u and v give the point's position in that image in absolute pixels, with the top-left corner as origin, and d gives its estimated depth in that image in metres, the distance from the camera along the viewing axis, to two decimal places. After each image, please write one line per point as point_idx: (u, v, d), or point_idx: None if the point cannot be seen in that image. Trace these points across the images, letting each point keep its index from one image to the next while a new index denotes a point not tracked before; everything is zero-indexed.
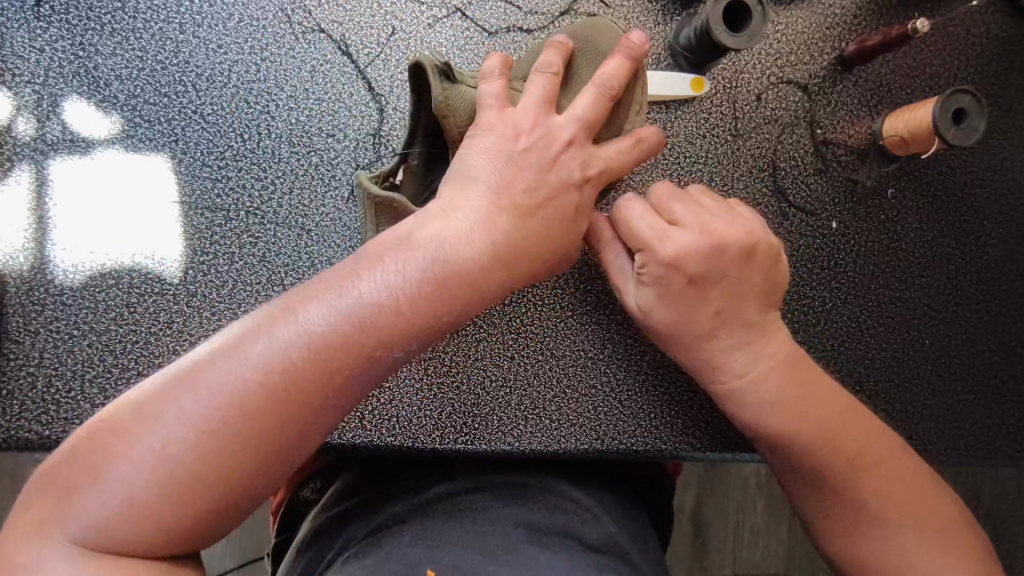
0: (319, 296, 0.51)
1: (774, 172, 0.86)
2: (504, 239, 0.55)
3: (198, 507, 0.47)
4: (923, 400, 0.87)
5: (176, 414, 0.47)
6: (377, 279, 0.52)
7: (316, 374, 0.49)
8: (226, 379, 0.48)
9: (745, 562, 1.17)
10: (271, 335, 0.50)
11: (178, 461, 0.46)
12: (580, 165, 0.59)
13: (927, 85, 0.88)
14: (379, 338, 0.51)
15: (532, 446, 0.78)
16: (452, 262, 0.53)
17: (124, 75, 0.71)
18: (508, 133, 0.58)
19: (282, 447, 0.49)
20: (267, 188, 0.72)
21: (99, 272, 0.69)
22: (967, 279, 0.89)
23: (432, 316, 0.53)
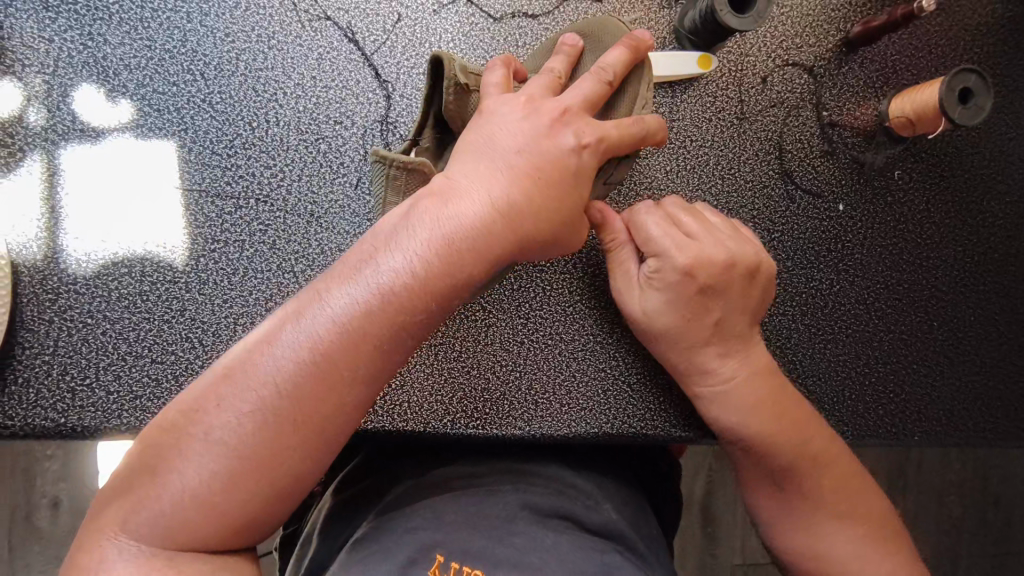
0: (340, 285, 0.52)
1: (780, 154, 0.86)
2: (511, 200, 0.54)
3: (258, 490, 0.49)
4: (931, 382, 0.87)
5: (221, 410, 0.50)
6: (396, 256, 0.52)
7: (350, 351, 0.50)
8: (266, 371, 0.50)
9: (754, 549, 1.17)
10: (297, 323, 0.51)
11: (233, 451, 0.49)
12: (577, 134, 0.57)
13: (933, 66, 0.88)
14: (407, 310, 0.52)
15: (542, 430, 0.78)
16: (465, 228, 0.53)
17: (133, 65, 0.71)
18: (508, 112, 0.57)
19: (327, 422, 0.51)
20: (275, 175, 0.72)
21: (111, 261, 0.70)
22: (975, 260, 0.89)
23: (458, 282, 0.53)
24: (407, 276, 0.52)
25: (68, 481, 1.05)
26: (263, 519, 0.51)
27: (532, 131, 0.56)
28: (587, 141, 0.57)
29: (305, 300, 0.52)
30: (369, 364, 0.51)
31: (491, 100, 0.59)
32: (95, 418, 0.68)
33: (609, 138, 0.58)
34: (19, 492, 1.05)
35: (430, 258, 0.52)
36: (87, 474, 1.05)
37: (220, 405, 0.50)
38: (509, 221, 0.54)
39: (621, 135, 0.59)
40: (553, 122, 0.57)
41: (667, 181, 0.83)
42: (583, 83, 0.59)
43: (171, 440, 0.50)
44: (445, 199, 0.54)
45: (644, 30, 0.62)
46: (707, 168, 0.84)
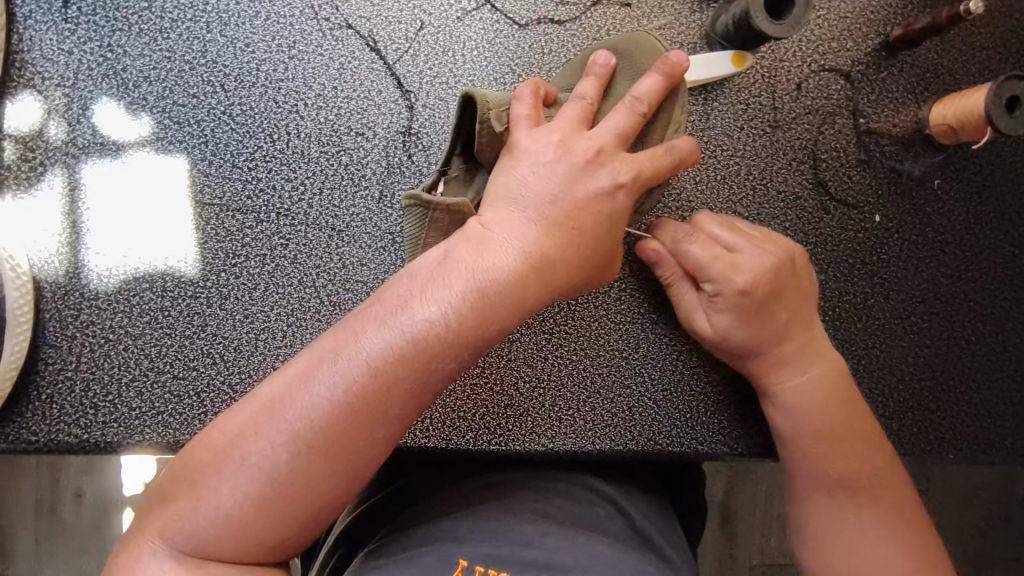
0: (377, 322, 0.51)
1: (814, 163, 0.83)
2: (544, 245, 0.54)
3: (286, 519, 0.49)
4: (968, 399, 0.85)
5: (257, 439, 0.49)
6: (431, 297, 0.51)
7: (383, 394, 0.49)
8: (301, 406, 0.49)
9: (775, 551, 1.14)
10: (337, 361, 0.50)
11: (266, 482, 0.48)
12: (611, 175, 0.56)
13: (977, 71, 0.84)
14: (440, 355, 0.50)
15: (567, 446, 0.77)
16: (501, 268, 0.52)
17: (153, 77, 0.70)
18: (539, 153, 0.56)
19: (358, 459, 0.50)
20: (297, 189, 0.71)
21: (132, 277, 0.69)
22: (1017, 274, 0.86)
23: (490, 325, 0.52)
24: (442, 317, 0.50)
25: (92, 475, 1.04)
26: (286, 544, 0.50)
27: (563, 175, 0.55)
28: (622, 180, 0.56)
29: (344, 336, 0.51)
30: (401, 410, 0.50)
31: (521, 136, 0.57)
32: (118, 434, 0.68)
33: (642, 175, 0.57)
34: (43, 486, 1.03)
35: (464, 297, 0.51)
36: (110, 470, 1.04)
37: (256, 438, 0.49)
38: (540, 272, 0.53)
39: (654, 170, 0.57)
40: (587, 162, 0.55)
41: (696, 192, 0.81)
42: (616, 117, 0.57)
43: (207, 465, 0.50)
44: (481, 239, 0.54)
45: (678, 52, 0.58)
46: (739, 179, 0.82)
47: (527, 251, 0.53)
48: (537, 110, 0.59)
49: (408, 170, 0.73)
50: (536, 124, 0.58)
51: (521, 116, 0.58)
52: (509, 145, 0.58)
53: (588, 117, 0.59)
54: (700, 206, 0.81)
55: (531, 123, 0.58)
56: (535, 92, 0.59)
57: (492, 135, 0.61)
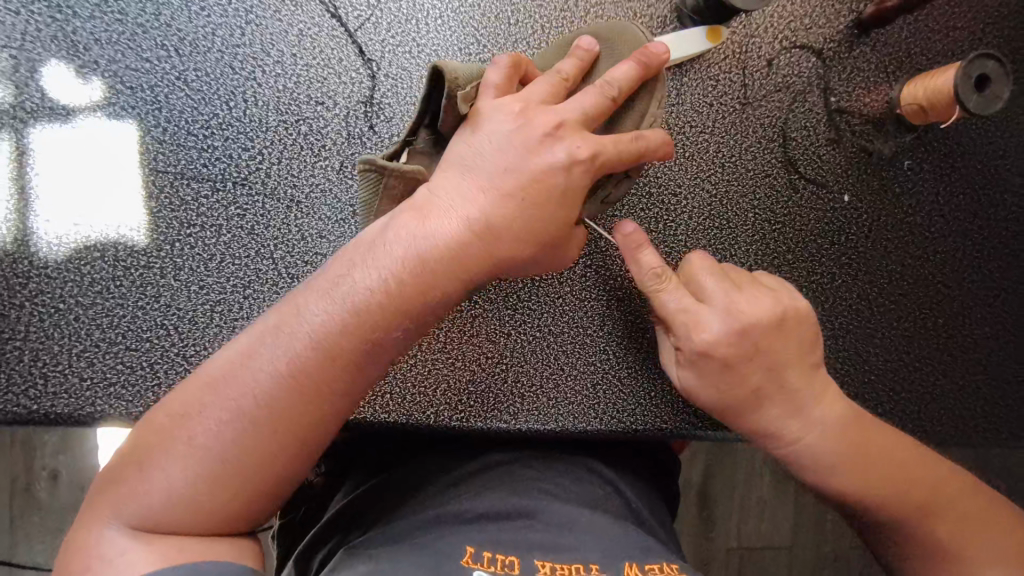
0: (317, 297, 0.52)
1: (784, 142, 0.82)
2: (489, 219, 0.53)
3: (239, 492, 0.49)
4: (933, 381, 0.84)
5: (198, 417, 0.49)
6: (372, 268, 0.52)
7: (326, 363, 0.50)
8: (243, 380, 0.49)
9: (750, 534, 1.15)
10: (279, 337, 0.50)
11: (212, 458, 0.48)
12: (569, 149, 0.54)
13: (950, 51, 0.83)
14: (383, 325, 0.52)
15: (529, 423, 0.76)
16: (443, 239, 0.53)
17: (104, 39, 0.68)
18: (500, 121, 0.55)
19: (307, 427, 0.50)
20: (254, 158, 0.70)
21: (83, 245, 0.68)
22: (984, 256, 0.85)
23: (434, 294, 0.53)
24: (384, 289, 0.52)
25: (67, 453, 1.03)
26: (242, 516, 0.49)
27: (521, 146, 0.54)
28: (580, 154, 0.55)
29: (286, 313, 0.52)
30: (348, 380, 0.51)
31: (486, 103, 0.56)
32: (69, 405, 0.67)
33: (601, 154, 0.55)
34: (16, 464, 1.02)
35: (403, 267, 0.52)
36: (83, 448, 1.03)
37: (200, 414, 0.49)
38: (487, 240, 0.54)
39: (616, 151, 0.56)
40: (547, 134, 0.54)
41: (665, 169, 0.80)
42: (585, 95, 0.56)
43: (151, 443, 0.49)
44: (424, 209, 0.54)
45: (660, 44, 0.59)
46: (707, 156, 0.81)
47: (473, 221, 0.53)
48: (510, 80, 0.58)
49: (369, 141, 0.71)
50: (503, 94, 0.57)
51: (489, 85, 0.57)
52: (474, 110, 0.57)
53: (559, 95, 0.58)
54: (668, 184, 0.80)
55: (503, 93, 0.57)
56: (514, 63, 0.58)
57: (450, 104, 0.59)
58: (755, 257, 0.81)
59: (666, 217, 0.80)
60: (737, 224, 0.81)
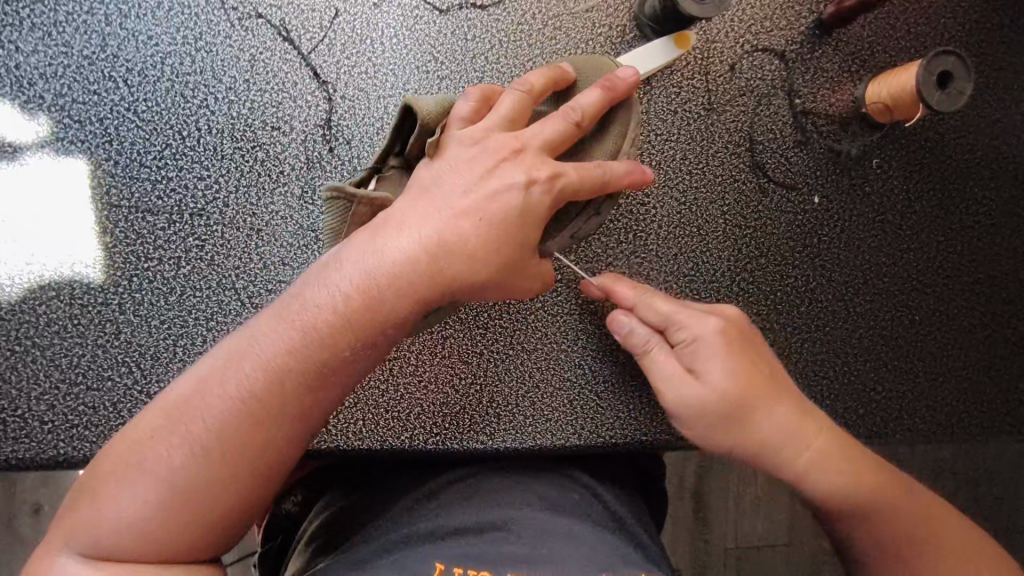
0: (271, 324, 0.52)
1: (751, 146, 0.81)
2: (445, 239, 0.53)
3: (191, 523, 0.49)
4: (914, 378, 0.84)
5: (153, 448, 0.50)
6: (325, 291, 0.53)
7: (275, 392, 0.51)
8: (197, 409, 0.50)
9: (747, 533, 1.15)
10: (236, 363, 0.51)
11: (166, 487, 0.49)
12: (528, 173, 0.54)
13: (911, 47, 0.83)
14: (336, 348, 0.52)
15: (506, 442, 0.75)
16: (395, 264, 0.52)
17: (49, 73, 0.67)
18: (460, 151, 0.56)
19: (259, 458, 0.50)
20: (211, 188, 0.68)
21: (37, 284, 0.66)
22: (957, 251, 0.85)
23: (387, 321, 0.53)
24: (333, 316, 0.52)
25: (47, 489, 1.01)
26: (205, 539, 0.50)
27: (478, 168, 0.55)
28: (536, 177, 0.54)
29: (243, 339, 0.53)
30: (299, 408, 0.52)
31: (454, 134, 0.57)
32: (30, 450, 0.65)
33: (561, 176, 0.54)
34: None
35: (355, 293, 0.52)
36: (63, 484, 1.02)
37: (158, 442, 0.50)
38: (442, 258, 0.53)
39: (577, 176, 0.55)
40: (505, 158, 0.55)
41: None
42: (551, 122, 0.56)
43: (111, 473, 0.50)
44: (376, 233, 0.54)
45: (627, 69, 0.59)
46: (674, 164, 0.80)
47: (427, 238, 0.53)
48: (481, 107, 0.58)
49: (329, 165, 0.70)
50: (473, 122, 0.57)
51: (462, 112, 0.58)
52: (440, 141, 0.57)
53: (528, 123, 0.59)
54: (636, 193, 0.80)
55: (472, 123, 0.57)
56: (487, 90, 0.59)
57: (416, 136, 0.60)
58: (728, 263, 0.81)
59: (636, 227, 0.80)
60: (709, 230, 0.81)
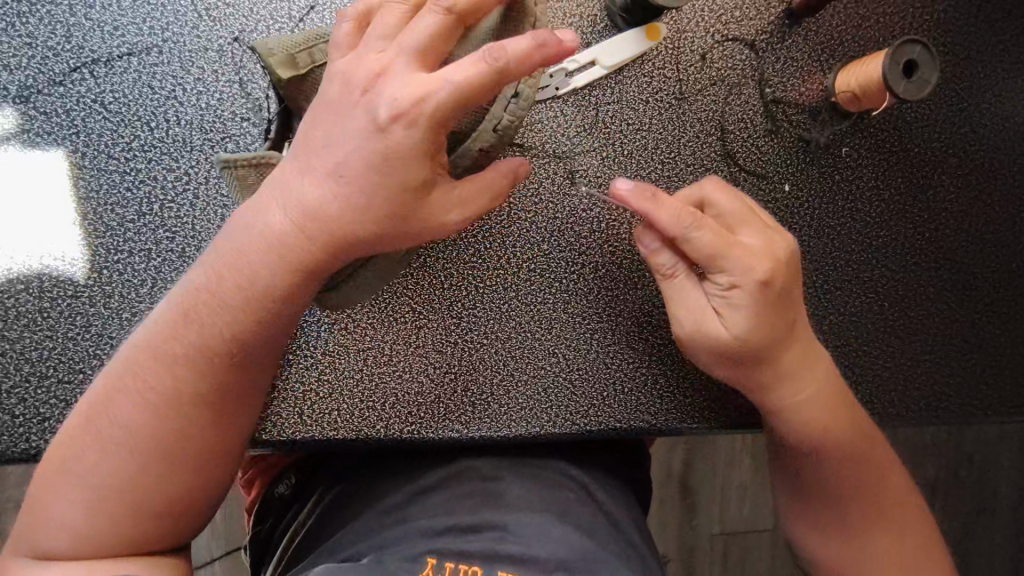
0: (173, 321, 0.55)
1: (722, 135, 0.82)
2: (312, 217, 0.52)
3: (123, 520, 0.55)
4: (882, 363, 0.86)
5: (72, 451, 0.56)
6: (219, 282, 0.54)
7: (176, 388, 0.55)
8: (109, 414, 0.55)
9: (732, 519, 1.23)
10: (139, 365, 0.55)
11: (88, 487, 0.55)
12: (393, 97, 0.48)
13: (879, 36, 0.84)
14: (237, 329, 0.55)
15: (481, 430, 0.76)
16: (269, 247, 0.53)
17: (13, 65, 0.66)
18: (335, 85, 0.52)
19: (168, 446, 0.55)
20: (180, 180, 0.68)
21: (5, 279, 0.66)
22: (925, 238, 0.87)
23: (275, 308, 0.55)
24: (215, 308, 0.54)
25: None
26: (158, 525, 0.57)
27: (348, 118, 0.51)
28: (399, 104, 0.48)
29: (142, 339, 0.56)
30: (205, 399, 0.56)
31: (335, 59, 0.53)
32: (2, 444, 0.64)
33: (426, 97, 0.48)
34: None
35: (231, 287, 0.54)
36: None
37: (84, 449, 0.55)
38: (321, 232, 0.53)
39: (442, 87, 0.47)
40: (376, 85, 0.50)
41: (605, 169, 0.80)
42: (417, 26, 0.49)
43: (50, 480, 0.56)
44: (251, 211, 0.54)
45: None
46: (646, 153, 0.81)
47: (306, 218, 0.52)
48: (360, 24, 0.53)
49: None
50: (354, 43, 0.53)
51: (347, 36, 0.53)
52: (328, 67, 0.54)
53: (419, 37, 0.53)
54: (610, 183, 0.80)
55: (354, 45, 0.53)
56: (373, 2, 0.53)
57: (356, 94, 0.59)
58: None
59: (609, 217, 0.80)
60: None
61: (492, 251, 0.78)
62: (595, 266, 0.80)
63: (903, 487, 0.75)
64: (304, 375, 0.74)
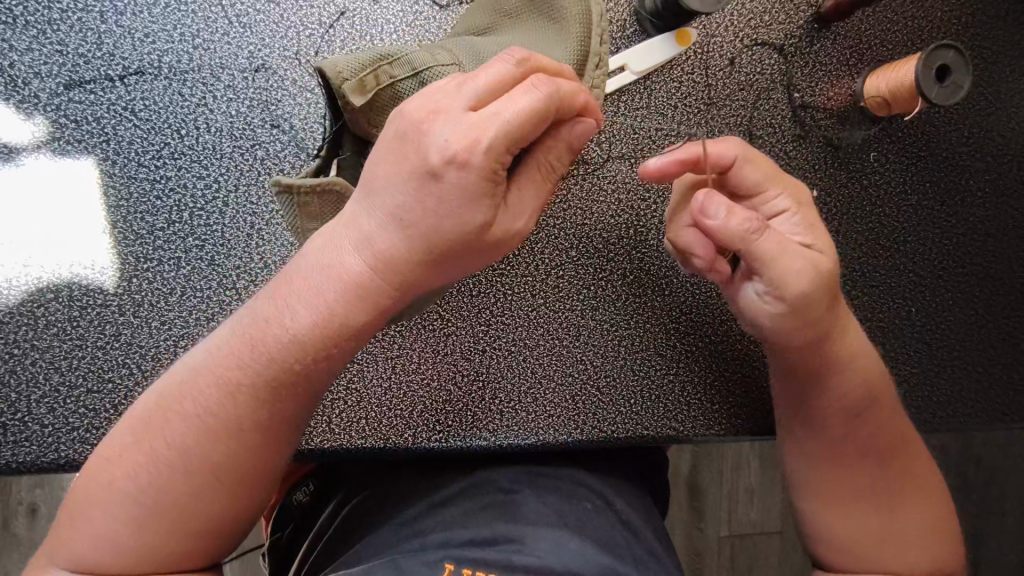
0: (239, 349, 0.55)
1: (750, 140, 0.81)
2: (388, 256, 0.51)
3: (169, 544, 0.54)
4: (910, 369, 0.85)
5: (122, 472, 0.54)
6: (289, 314, 0.54)
7: (241, 417, 0.54)
8: (165, 439, 0.54)
9: (740, 521, 1.22)
10: (200, 391, 0.54)
11: (132, 505, 0.53)
12: (470, 127, 0.47)
13: (909, 40, 0.83)
14: (307, 366, 0.54)
15: (509, 438, 0.75)
16: (342, 279, 0.53)
17: (44, 72, 0.66)
18: (406, 120, 0.49)
19: (225, 476, 0.54)
20: (210, 187, 0.67)
21: (36, 287, 0.66)
22: (953, 243, 0.86)
23: (345, 344, 0.55)
24: (288, 342, 0.54)
25: None
26: (204, 549, 0.56)
27: (414, 157, 0.48)
28: (478, 132, 0.46)
29: (204, 366, 0.55)
30: (269, 431, 0.55)
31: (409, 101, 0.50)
32: (32, 453, 0.64)
33: (506, 125, 0.46)
34: None
35: (301, 320, 0.54)
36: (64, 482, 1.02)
37: (134, 473, 0.54)
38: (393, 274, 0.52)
39: (522, 117, 0.46)
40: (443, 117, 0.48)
41: (632, 175, 0.80)
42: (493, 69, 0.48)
43: (94, 504, 0.54)
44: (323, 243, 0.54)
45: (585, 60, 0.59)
46: None
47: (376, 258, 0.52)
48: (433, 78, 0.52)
49: None
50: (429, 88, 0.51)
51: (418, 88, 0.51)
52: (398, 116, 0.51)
53: None
54: (637, 188, 0.80)
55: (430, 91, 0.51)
56: None
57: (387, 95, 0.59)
58: None
59: (637, 223, 0.80)
60: None
61: (520, 258, 0.78)
62: (623, 273, 0.79)
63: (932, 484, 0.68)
64: (331, 383, 0.74)
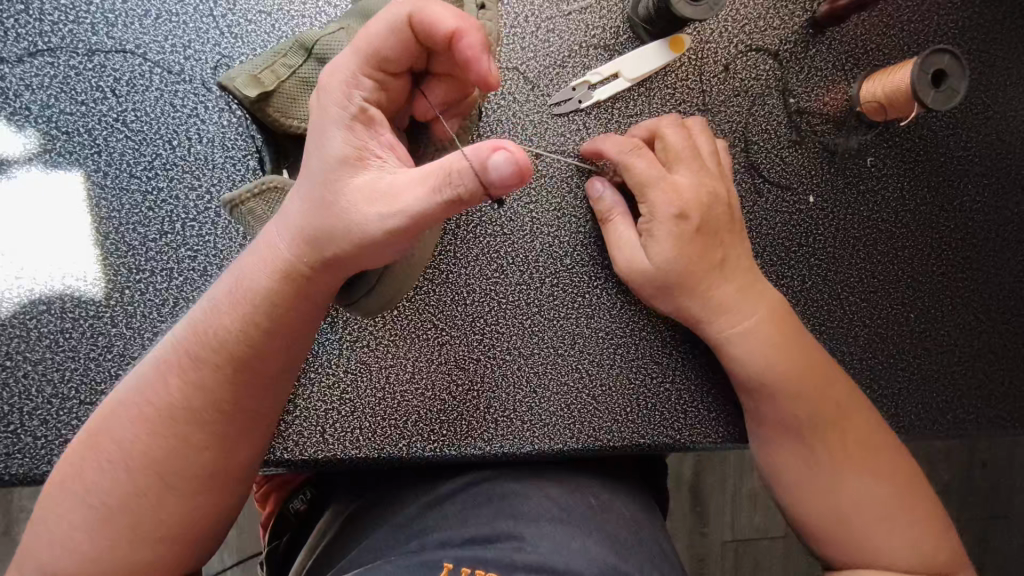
0: (175, 342, 0.60)
1: (745, 147, 0.81)
2: (307, 238, 0.56)
3: (126, 533, 0.59)
4: (909, 375, 0.84)
5: (77, 467, 0.59)
6: (221, 304, 0.59)
7: (182, 403, 0.60)
8: (110, 434, 0.59)
9: (744, 527, 1.22)
10: (142, 386, 0.60)
11: (89, 496, 0.59)
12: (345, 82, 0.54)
13: (904, 44, 0.83)
14: (240, 348, 0.60)
15: (504, 447, 0.74)
16: (272, 264, 0.58)
17: (36, 84, 0.66)
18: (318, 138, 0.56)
19: (173, 461, 0.60)
20: (202, 198, 0.67)
21: (28, 299, 0.66)
22: (952, 249, 0.85)
23: (282, 323, 0.60)
24: (222, 325, 0.59)
25: None
26: (166, 537, 0.61)
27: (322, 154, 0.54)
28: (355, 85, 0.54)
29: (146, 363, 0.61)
30: (210, 413, 0.60)
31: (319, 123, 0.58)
32: (24, 465, 0.64)
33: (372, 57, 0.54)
34: None
35: (227, 323, 0.59)
36: None
37: (87, 467, 0.59)
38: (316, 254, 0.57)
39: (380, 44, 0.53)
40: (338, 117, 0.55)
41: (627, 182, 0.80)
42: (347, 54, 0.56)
43: (55, 499, 0.59)
44: (248, 257, 0.60)
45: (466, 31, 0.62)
46: None
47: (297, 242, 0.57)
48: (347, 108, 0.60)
49: None
50: None
51: None
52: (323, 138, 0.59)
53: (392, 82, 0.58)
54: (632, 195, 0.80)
55: None
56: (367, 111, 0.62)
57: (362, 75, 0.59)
58: None
59: None
60: None
61: (514, 265, 0.77)
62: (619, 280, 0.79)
63: (883, 433, 0.74)
64: (325, 393, 0.73)
